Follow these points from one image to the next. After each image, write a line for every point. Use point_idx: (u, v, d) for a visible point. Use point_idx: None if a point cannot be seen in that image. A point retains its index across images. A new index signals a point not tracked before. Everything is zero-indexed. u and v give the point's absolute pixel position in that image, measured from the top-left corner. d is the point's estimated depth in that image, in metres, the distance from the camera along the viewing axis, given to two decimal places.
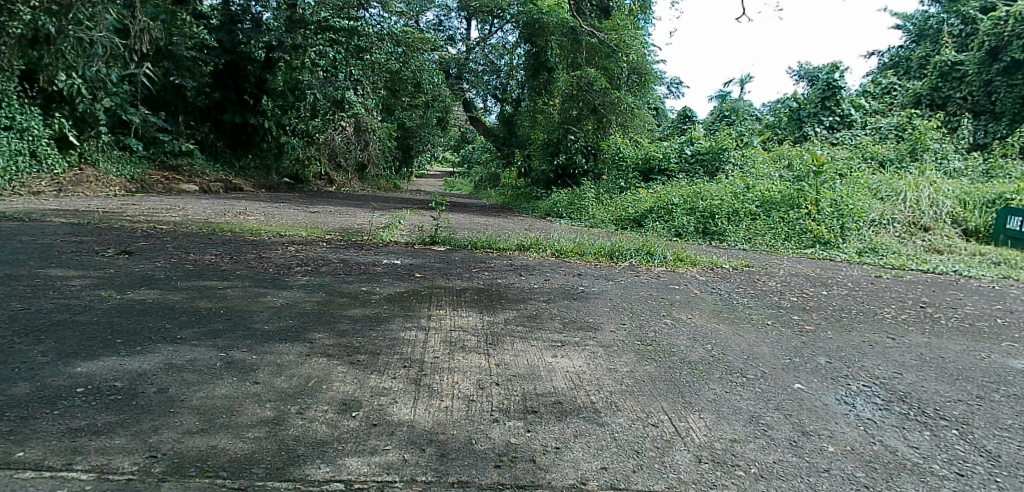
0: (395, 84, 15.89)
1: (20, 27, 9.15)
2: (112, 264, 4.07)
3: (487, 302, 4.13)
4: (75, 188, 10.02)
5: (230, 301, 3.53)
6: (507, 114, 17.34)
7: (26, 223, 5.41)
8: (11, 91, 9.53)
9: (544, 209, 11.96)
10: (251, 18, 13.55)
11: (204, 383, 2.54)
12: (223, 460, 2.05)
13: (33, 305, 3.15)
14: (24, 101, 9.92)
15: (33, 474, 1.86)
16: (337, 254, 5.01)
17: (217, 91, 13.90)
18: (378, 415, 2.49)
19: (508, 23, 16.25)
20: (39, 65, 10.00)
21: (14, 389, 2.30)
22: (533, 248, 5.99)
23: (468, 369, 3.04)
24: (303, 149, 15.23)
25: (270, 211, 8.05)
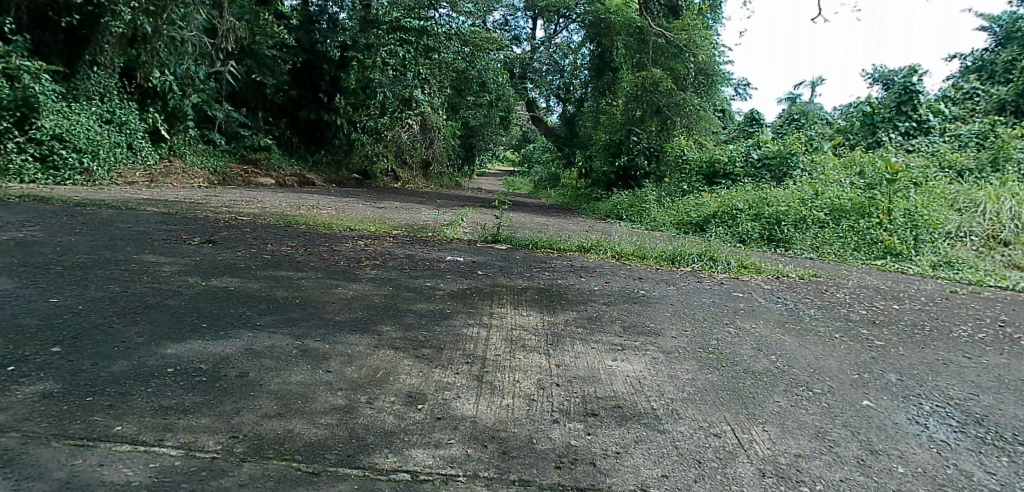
0: (460, 83, 16.14)
1: (122, 27, 10.03)
2: (198, 252, 4.29)
3: (548, 303, 4.14)
4: (165, 180, 10.41)
5: (305, 292, 3.66)
6: (570, 115, 17.40)
7: (123, 210, 5.78)
8: (112, 87, 10.29)
9: (605, 211, 11.83)
10: (327, 18, 13.86)
11: (282, 368, 2.65)
12: (299, 444, 2.14)
13: (129, 288, 3.35)
14: (123, 97, 10.57)
15: (129, 447, 1.99)
16: (404, 249, 5.13)
17: (294, 88, 14.54)
18: (442, 409, 2.54)
19: (574, 22, 16.22)
20: (136, 63, 10.66)
21: (113, 366, 2.46)
22: (594, 250, 5.96)
23: (530, 368, 3.07)
24: (371, 145, 15.00)
25: (340, 206, 8.31)
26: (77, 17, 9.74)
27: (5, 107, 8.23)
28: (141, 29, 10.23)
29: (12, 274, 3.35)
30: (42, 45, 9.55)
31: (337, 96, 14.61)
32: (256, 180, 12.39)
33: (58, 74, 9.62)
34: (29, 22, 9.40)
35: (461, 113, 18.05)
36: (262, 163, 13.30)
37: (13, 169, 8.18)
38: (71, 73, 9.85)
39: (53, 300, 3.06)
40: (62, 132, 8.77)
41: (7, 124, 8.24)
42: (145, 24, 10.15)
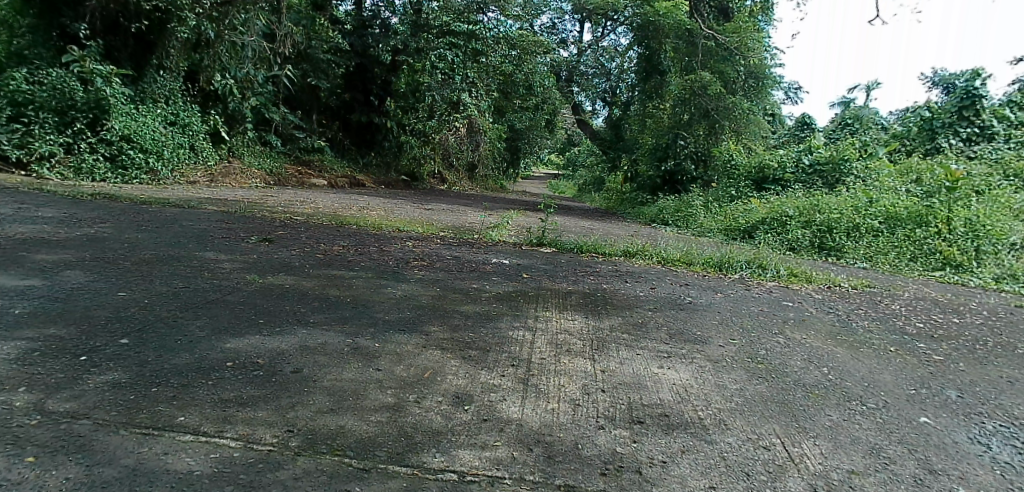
0: (506, 86, 16.25)
1: (188, 34, 10.37)
2: (255, 250, 4.44)
3: (593, 307, 4.12)
4: (224, 179, 10.82)
5: (355, 291, 3.74)
6: (616, 118, 17.24)
7: (185, 209, 6.02)
8: (177, 91, 10.71)
9: (650, 215, 11.68)
10: (380, 23, 14.09)
11: (335, 365, 2.72)
12: (350, 440, 2.19)
13: (192, 284, 3.49)
14: (186, 100, 11.01)
15: (191, 437, 2.07)
16: (450, 251, 5.19)
17: (347, 92, 14.87)
18: (488, 411, 2.55)
19: (622, 25, 16.12)
20: (199, 67, 11.12)
21: (177, 359, 2.56)
22: (639, 255, 5.90)
23: (575, 373, 3.06)
24: (420, 147, 15.20)
25: (389, 207, 8.43)
26: (146, 23, 10.09)
27: (79, 108, 8.77)
28: (204, 34, 10.67)
29: (85, 268, 3.53)
30: (114, 49, 10.03)
31: (388, 99, 14.87)
32: (308, 180, 12.69)
33: (127, 77, 10.08)
34: (102, 27, 9.88)
35: (507, 117, 18.12)
36: (315, 164, 13.65)
37: (85, 167, 8.68)
38: (140, 76, 10.33)
39: (122, 293, 3.20)
40: (130, 132, 9.17)
41: (80, 125, 8.77)
42: (209, 31, 10.58)
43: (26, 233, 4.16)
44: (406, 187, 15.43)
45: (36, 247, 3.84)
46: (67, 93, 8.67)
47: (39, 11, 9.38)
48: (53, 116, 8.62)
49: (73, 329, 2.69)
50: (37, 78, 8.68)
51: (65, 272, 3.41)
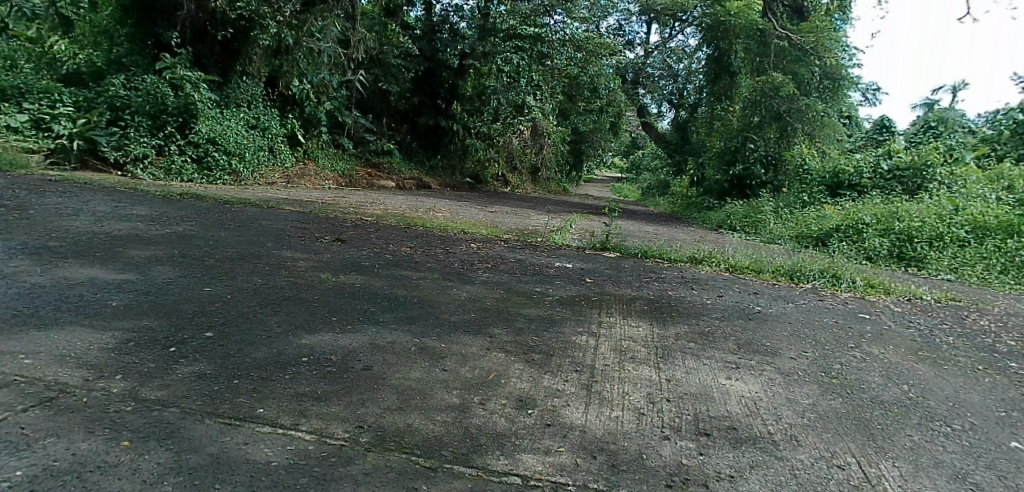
0: (572, 89, 16.20)
1: (269, 41, 10.76)
2: (328, 249, 4.59)
3: (658, 314, 4.04)
4: (300, 180, 11.27)
5: (422, 291, 3.81)
6: (682, 120, 16.93)
7: (264, 208, 6.30)
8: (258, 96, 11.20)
9: (716, 220, 11.27)
10: (448, 28, 14.42)
11: (402, 364, 2.79)
12: (417, 439, 2.23)
13: (270, 281, 3.64)
14: (266, 104, 11.52)
15: (270, 429, 2.16)
16: (514, 254, 5.21)
17: (416, 96, 15.14)
18: (552, 415, 2.55)
19: (690, 26, 15.77)
20: (279, 73, 11.62)
21: (257, 352, 2.68)
22: (706, 261, 5.75)
23: (640, 381, 3.01)
24: (484, 150, 15.57)
25: (455, 210, 8.51)
26: (231, 31, 10.59)
27: (170, 113, 9.31)
28: (283, 42, 11.02)
29: (174, 264, 3.74)
30: (201, 57, 10.67)
31: (455, 102, 15.06)
32: (377, 181, 13.03)
33: (214, 82, 10.62)
34: (193, 36, 10.51)
35: (571, 119, 18.03)
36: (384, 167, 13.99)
37: (174, 169, 9.17)
38: (225, 82, 10.89)
39: (207, 289, 3.38)
40: (216, 136, 9.60)
41: (171, 128, 9.27)
42: (288, 38, 10.93)
43: (122, 230, 4.44)
44: (471, 189, 15.59)
45: (130, 243, 4.10)
46: (160, 98, 9.23)
47: (136, 21, 10.24)
48: (147, 120, 9.18)
49: (162, 322, 2.86)
50: (135, 84, 9.32)
51: (155, 268, 3.62)
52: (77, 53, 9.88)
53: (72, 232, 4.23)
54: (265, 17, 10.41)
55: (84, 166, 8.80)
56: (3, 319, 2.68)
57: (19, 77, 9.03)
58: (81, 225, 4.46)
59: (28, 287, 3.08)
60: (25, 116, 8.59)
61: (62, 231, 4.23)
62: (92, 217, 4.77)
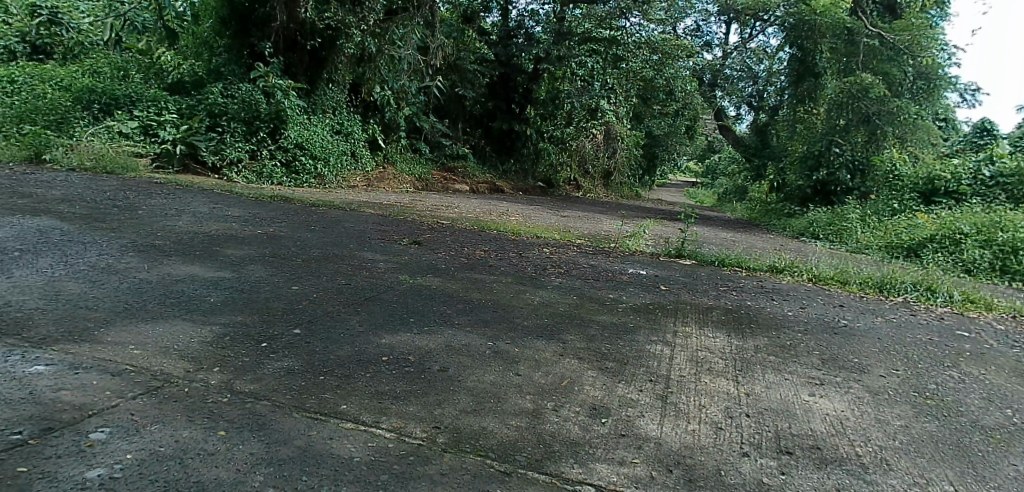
0: (646, 92, 15.93)
1: (354, 49, 11.18)
2: (406, 251, 4.71)
3: (737, 325, 3.91)
4: (379, 183, 11.64)
5: (496, 295, 3.84)
6: (762, 123, 16.41)
7: (346, 211, 6.54)
8: (343, 102, 11.64)
9: (798, 228, 10.73)
10: (524, 33, 14.56)
11: (477, 366, 2.82)
12: (492, 442, 2.25)
13: (352, 281, 3.77)
14: (349, 111, 11.96)
15: (352, 425, 2.24)
16: (587, 259, 5.18)
17: (490, 100, 15.43)
18: (626, 426, 2.51)
19: (772, 25, 15.21)
20: (362, 79, 12.04)
21: (340, 350, 2.78)
22: (787, 271, 5.52)
23: (717, 394, 2.92)
24: (557, 155, 15.36)
25: (528, 214, 8.58)
26: (320, 41, 11.15)
27: (263, 119, 9.84)
28: (367, 49, 11.35)
29: (263, 263, 3.94)
30: (292, 66, 11.17)
31: (528, 106, 15.34)
32: (453, 185, 13.26)
33: (303, 90, 11.14)
34: (284, 46, 11.02)
35: (645, 123, 17.68)
36: (459, 171, 14.22)
37: (265, 172, 9.61)
38: (313, 89, 11.38)
39: (295, 287, 3.53)
40: (303, 141, 10.08)
41: (263, 134, 9.80)
42: (371, 45, 11.25)
43: (218, 230, 4.73)
44: (542, 193, 15.41)
45: (226, 243, 4.34)
46: (254, 105, 9.79)
47: (234, 32, 10.75)
48: (242, 126, 9.71)
49: (254, 318, 3.02)
50: (232, 92, 9.87)
51: (249, 267, 3.82)
52: (181, 63, 10.56)
53: (175, 231, 4.53)
54: (350, 25, 10.83)
55: (186, 170, 9.28)
56: (116, 311, 2.91)
57: (132, 87, 9.67)
58: (182, 225, 4.77)
59: (138, 282, 3.33)
60: (135, 123, 9.06)
61: (166, 231, 4.54)
62: (193, 218, 5.10)
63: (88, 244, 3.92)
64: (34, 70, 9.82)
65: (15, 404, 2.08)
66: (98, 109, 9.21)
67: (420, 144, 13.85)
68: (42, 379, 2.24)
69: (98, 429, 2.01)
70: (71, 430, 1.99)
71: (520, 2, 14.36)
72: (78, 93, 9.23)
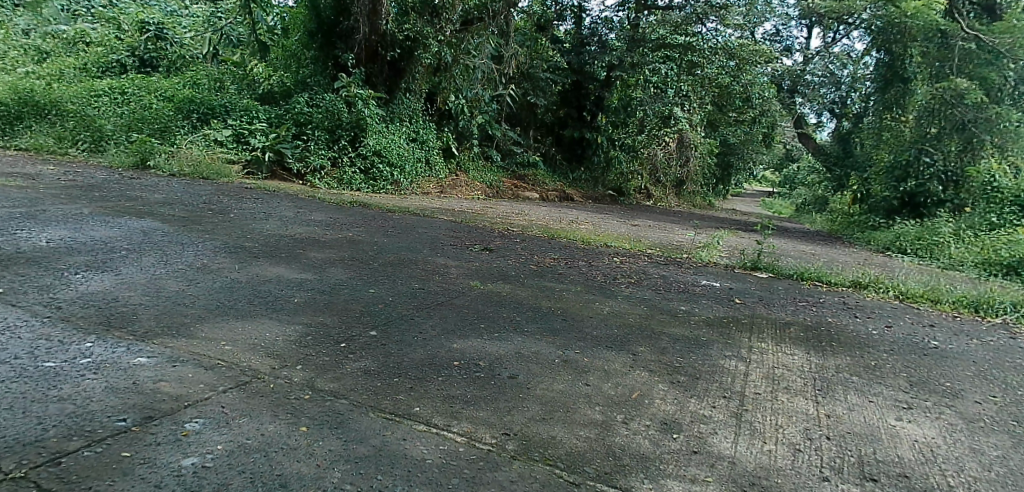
0: (721, 99, 15.50)
1: (431, 59, 11.50)
2: (478, 258, 4.78)
3: (817, 343, 3.74)
4: (452, 190, 11.81)
5: (565, 304, 3.84)
6: (845, 132, 16.00)
7: (420, 217, 6.70)
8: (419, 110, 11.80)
9: (883, 241, 10.09)
10: (597, 40, 14.65)
11: (546, 375, 2.83)
12: (561, 452, 2.25)
13: (426, 286, 3.86)
14: (426, 119, 12.19)
15: (425, 427, 2.29)
16: (658, 270, 5.09)
17: (562, 108, 15.34)
18: (699, 443, 2.45)
19: (858, 29, 14.56)
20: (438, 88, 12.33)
21: (414, 353, 2.85)
22: (872, 287, 5.24)
23: (795, 414, 2.81)
24: (628, 163, 15.13)
25: (598, 222, 8.51)
26: (399, 52, 11.38)
27: (344, 127, 10.28)
28: (443, 59, 11.77)
29: (343, 266, 4.09)
30: (372, 76, 11.49)
31: (601, 114, 15.11)
32: (523, 193, 13.32)
33: (382, 99, 11.50)
34: (366, 57, 11.28)
35: (721, 130, 17.14)
36: (529, 178, 14.25)
37: (345, 179, 10.01)
38: (391, 99, 11.67)
39: (372, 290, 3.66)
40: (381, 148, 10.38)
41: (344, 141, 10.22)
42: (448, 55, 11.69)
43: (302, 233, 4.95)
44: (613, 201, 15.09)
45: (308, 246, 4.55)
46: (337, 114, 10.26)
47: (320, 44, 11.31)
48: (325, 134, 10.17)
49: (334, 319, 3.14)
50: (316, 102, 10.38)
51: (330, 269, 3.99)
52: (271, 75, 11.20)
53: (263, 234, 4.78)
54: (429, 36, 11.25)
55: (273, 176, 9.80)
56: (209, 308, 3.10)
57: (227, 98, 10.28)
58: (270, 228, 5.02)
59: (230, 282, 3.53)
60: (229, 131, 9.62)
61: (254, 233, 4.79)
62: (279, 221, 5.36)
63: (186, 245, 4.20)
64: (142, 83, 10.60)
65: (121, 392, 2.25)
66: (196, 119, 9.84)
67: (492, 152, 13.91)
68: (144, 370, 2.42)
69: (193, 419, 2.14)
70: (169, 419, 2.13)
71: (593, 9, 14.44)
72: (180, 103, 9.90)
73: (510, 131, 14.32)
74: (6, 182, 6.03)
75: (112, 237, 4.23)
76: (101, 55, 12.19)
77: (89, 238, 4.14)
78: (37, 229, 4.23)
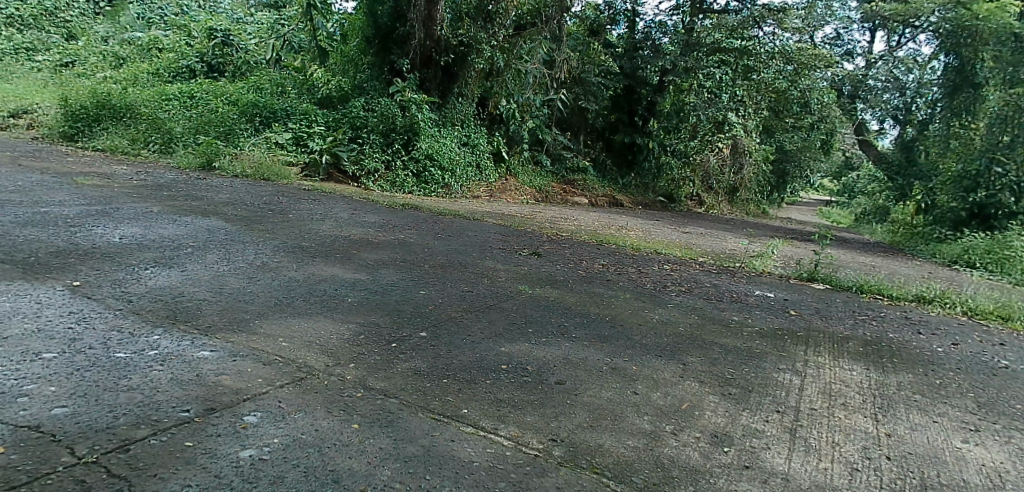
0: (778, 104, 15.09)
1: (483, 64, 11.64)
2: (526, 262, 4.78)
3: (877, 358, 3.60)
4: (501, 194, 11.86)
5: (614, 310, 3.80)
6: (908, 139, 15.08)
7: (470, 220, 6.75)
8: (470, 115, 12.06)
9: (950, 254, 9.61)
10: (651, 44, 14.56)
11: (595, 382, 2.80)
12: (609, 461, 2.23)
13: (475, 289, 3.90)
14: (477, 123, 12.33)
15: (473, 430, 2.30)
16: (709, 278, 4.99)
17: (613, 113, 15.32)
18: (751, 457, 2.38)
19: (926, 32, 13.93)
20: (490, 93, 12.44)
21: (463, 356, 2.88)
22: (938, 302, 5.00)
23: (853, 432, 2.70)
24: (680, 169, 14.78)
25: (649, 229, 8.41)
26: (452, 56, 11.59)
27: (398, 132, 10.48)
28: (495, 65, 11.91)
29: (394, 267, 4.16)
30: (427, 81, 11.72)
31: (652, 119, 15.07)
32: (572, 198, 13.24)
33: (435, 103, 11.69)
34: (420, 62, 11.48)
35: (776, 137, 16.67)
36: (579, 183, 14.15)
37: (398, 182, 10.16)
38: (444, 103, 11.93)
39: (422, 292, 3.71)
40: (433, 152, 10.53)
41: (398, 145, 10.41)
42: (500, 60, 11.80)
43: (355, 235, 5.06)
44: (664, 208, 14.89)
45: (361, 247, 4.65)
46: (391, 118, 10.44)
47: (376, 50, 11.61)
48: (380, 138, 10.38)
49: (385, 319, 3.19)
50: (372, 106, 10.65)
51: (382, 270, 4.06)
52: (329, 79, 11.28)
53: (319, 234, 4.91)
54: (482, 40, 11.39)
55: (330, 178, 9.99)
56: (268, 305, 3.20)
57: (288, 102, 10.58)
58: (326, 229, 5.15)
59: (288, 280, 3.63)
60: (289, 135, 9.92)
61: (311, 233, 4.93)
62: (335, 222, 5.50)
63: (247, 244, 4.35)
64: (209, 87, 11.06)
65: (185, 384, 2.35)
66: (259, 122, 10.17)
67: (542, 157, 13.95)
68: (207, 363, 2.51)
69: (251, 413, 2.22)
70: (229, 412, 2.21)
71: (648, 13, 14.37)
72: (245, 107, 10.23)
73: (560, 136, 14.29)
74: (85, 180, 6.38)
75: (179, 234, 4.43)
76: (173, 61, 12.78)
77: (158, 235, 4.34)
78: (112, 226, 4.47)
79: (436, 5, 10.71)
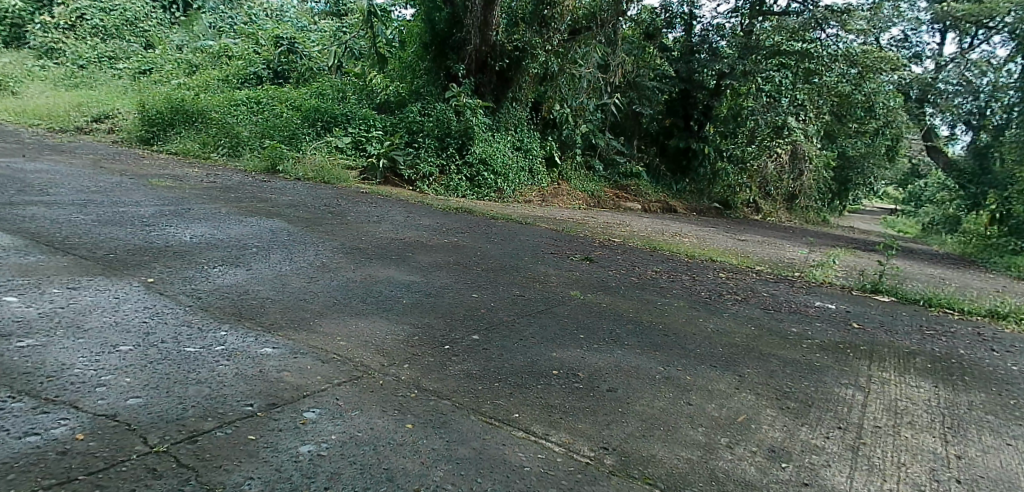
0: (840, 109, 14.56)
1: (537, 69, 11.67)
2: (578, 267, 4.76)
3: (947, 376, 3.42)
4: (553, 198, 11.84)
5: (668, 318, 3.75)
6: (982, 145, 14.32)
7: (522, 225, 6.77)
8: (524, 118, 12.11)
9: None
10: (708, 47, 14.29)
11: (647, 391, 2.77)
12: (662, 471, 2.20)
13: (527, 293, 3.91)
14: (529, 127, 12.38)
15: (524, 434, 2.31)
16: (767, 288, 4.86)
17: (668, 118, 15.22)
18: (810, 475, 2.31)
19: (1003, 32, 13.17)
20: (543, 98, 12.44)
21: (515, 360, 2.89)
22: (1016, 318, 4.72)
23: (920, 452, 2.58)
24: (736, 175, 14.59)
25: (704, 236, 8.26)
26: (507, 61, 11.70)
27: (453, 136, 10.66)
28: (549, 69, 11.88)
29: (448, 270, 4.21)
30: (482, 85, 11.91)
31: (708, 123, 14.94)
32: (624, 203, 13.11)
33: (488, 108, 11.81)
34: (476, 67, 11.68)
35: (839, 143, 16.06)
36: (631, 188, 13.99)
37: (452, 185, 10.28)
38: (497, 107, 12.00)
39: (475, 295, 3.74)
40: (487, 156, 10.66)
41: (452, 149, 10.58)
42: (554, 65, 11.77)
43: (409, 237, 5.15)
44: (717, 214, 14.63)
45: (416, 249, 4.72)
46: (446, 123, 10.64)
47: (434, 56, 11.72)
48: (435, 142, 10.57)
49: (439, 321, 3.24)
50: (428, 111, 10.85)
51: (435, 273, 4.12)
52: (388, 85, 11.61)
53: (375, 237, 5.02)
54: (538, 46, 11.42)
55: (387, 181, 10.07)
56: (328, 305, 3.30)
57: (348, 107, 10.85)
58: (382, 231, 5.26)
59: (346, 281, 3.72)
60: (349, 139, 10.17)
61: (368, 235, 5.04)
62: (391, 225, 5.61)
63: (308, 245, 4.48)
64: (274, 93, 11.46)
65: (249, 379, 2.44)
66: (321, 126, 10.50)
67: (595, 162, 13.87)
68: (270, 359, 2.61)
69: (310, 409, 2.28)
70: (289, 407, 2.28)
71: (705, 16, 14.04)
72: (307, 112, 10.55)
73: (613, 140, 14.22)
74: (158, 182, 6.71)
75: (245, 234, 4.61)
76: (241, 68, 13.29)
77: (226, 235, 4.53)
78: (184, 225, 4.68)
79: (491, 13, 10.80)
